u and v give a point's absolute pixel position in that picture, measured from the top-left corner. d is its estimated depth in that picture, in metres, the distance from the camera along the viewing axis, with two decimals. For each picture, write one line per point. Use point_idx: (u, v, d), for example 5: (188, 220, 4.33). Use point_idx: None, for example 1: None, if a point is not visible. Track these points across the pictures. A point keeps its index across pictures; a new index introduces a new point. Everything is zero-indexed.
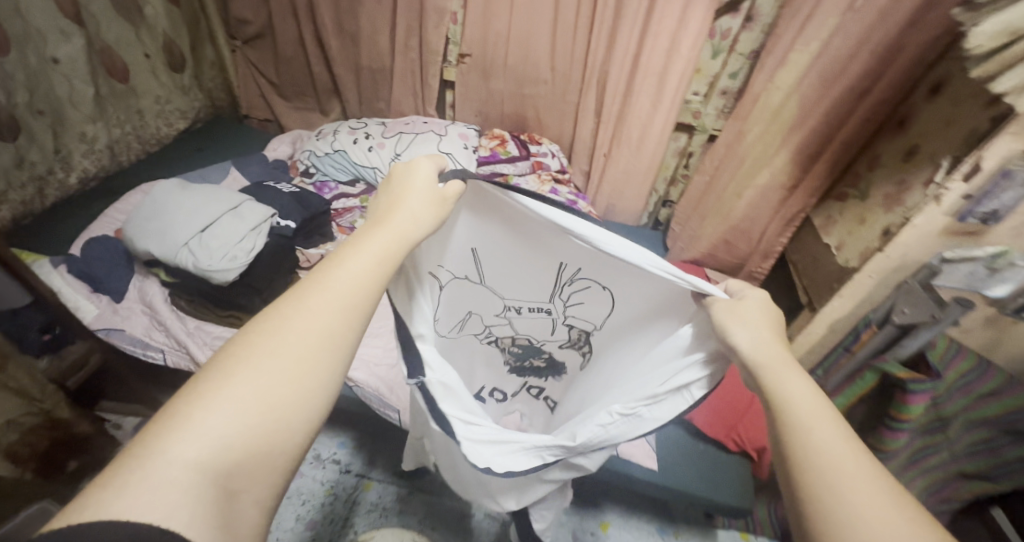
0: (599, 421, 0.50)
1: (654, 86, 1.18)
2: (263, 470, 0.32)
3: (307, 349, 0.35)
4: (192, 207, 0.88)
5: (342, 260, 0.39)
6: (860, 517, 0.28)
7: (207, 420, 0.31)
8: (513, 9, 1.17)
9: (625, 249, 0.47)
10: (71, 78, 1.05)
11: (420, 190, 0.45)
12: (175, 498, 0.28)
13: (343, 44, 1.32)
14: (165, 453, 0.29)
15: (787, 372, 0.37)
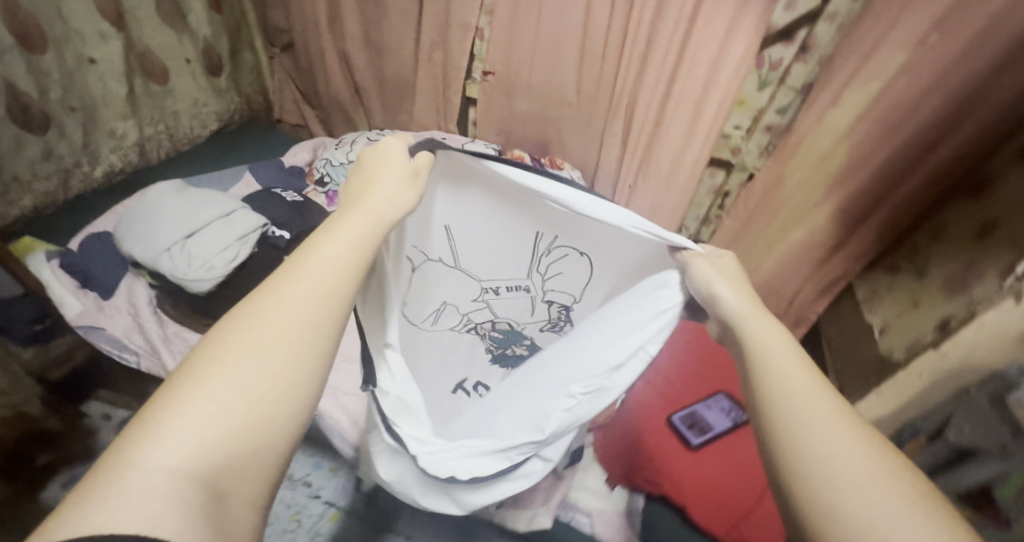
0: (564, 405, 0.53)
1: (688, 117, 1.07)
2: (251, 469, 0.30)
3: (286, 342, 0.34)
4: (183, 213, 0.88)
5: (318, 248, 0.39)
6: (835, 440, 0.31)
7: (185, 424, 0.29)
8: (539, 28, 1.10)
9: (605, 213, 0.52)
10: (106, 78, 1.12)
11: (394, 164, 0.47)
12: (160, 504, 0.25)
13: (369, 56, 1.32)
14: (139, 460, 0.27)
15: (761, 326, 0.41)
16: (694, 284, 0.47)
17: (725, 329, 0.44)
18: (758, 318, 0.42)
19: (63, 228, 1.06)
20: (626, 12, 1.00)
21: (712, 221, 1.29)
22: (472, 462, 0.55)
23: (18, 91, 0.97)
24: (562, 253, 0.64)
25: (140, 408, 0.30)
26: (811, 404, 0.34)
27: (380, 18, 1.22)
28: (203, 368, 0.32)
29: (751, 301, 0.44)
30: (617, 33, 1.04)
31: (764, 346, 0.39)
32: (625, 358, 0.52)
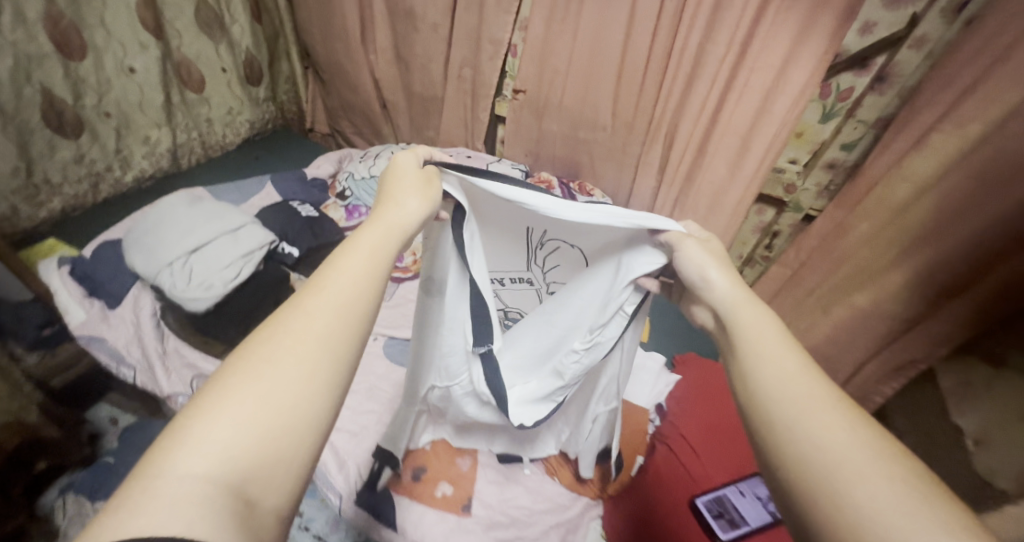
0: (567, 360, 0.60)
1: (736, 149, 0.96)
2: (279, 478, 0.28)
3: (307, 345, 0.31)
4: (190, 227, 0.87)
5: (338, 257, 0.37)
6: (791, 399, 0.32)
7: (213, 430, 0.27)
8: (574, 47, 1.02)
9: (585, 213, 0.49)
10: (144, 86, 1.15)
11: (407, 175, 0.47)
12: (191, 512, 0.23)
13: (399, 69, 1.29)
14: (172, 469, 0.25)
15: (752, 312, 0.40)
16: (686, 271, 0.47)
17: (715, 315, 0.44)
18: (746, 302, 0.41)
19: (87, 231, 1.10)
20: (670, 32, 0.91)
21: (758, 262, 1.16)
22: (529, 408, 0.64)
23: (55, 97, 1.01)
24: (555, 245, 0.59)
25: (173, 419, 0.28)
26: (796, 383, 0.33)
27: (412, 32, 1.18)
28: (229, 376, 0.30)
29: (742, 285, 0.43)
30: (660, 55, 0.94)
31: (741, 327, 0.39)
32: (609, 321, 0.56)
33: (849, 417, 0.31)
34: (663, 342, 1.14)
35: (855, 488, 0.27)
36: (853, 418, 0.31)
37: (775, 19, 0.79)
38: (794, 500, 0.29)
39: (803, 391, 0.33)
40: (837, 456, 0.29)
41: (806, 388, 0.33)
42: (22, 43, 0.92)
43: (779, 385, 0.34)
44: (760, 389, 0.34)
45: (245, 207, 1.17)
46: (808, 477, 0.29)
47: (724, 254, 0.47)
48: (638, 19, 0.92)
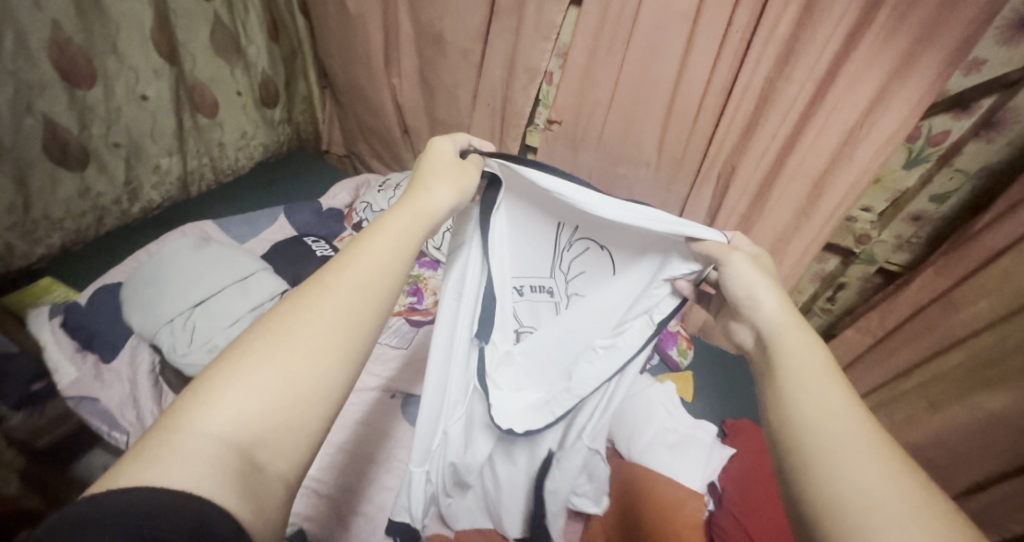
0: (587, 357, 0.61)
1: (800, 196, 0.86)
2: (288, 440, 0.33)
3: (326, 326, 0.37)
4: (199, 276, 0.80)
5: (361, 247, 0.42)
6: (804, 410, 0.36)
7: (228, 394, 0.32)
8: (620, 78, 0.92)
9: (622, 212, 0.49)
10: (156, 113, 1.08)
11: (440, 165, 0.50)
12: (198, 469, 0.29)
13: (423, 95, 1.20)
14: (191, 426, 0.31)
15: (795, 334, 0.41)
16: (734, 290, 0.47)
17: (756, 337, 0.45)
18: (792, 326, 0.42)
19: (90, 270, 1.04)
20: (733, 66, 0.80)
21: (817, 314, 1.04)
22: (524, 415, 0.65)
23: (58, 128, 0.93)
24: (583, 247, 0.59)
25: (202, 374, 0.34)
26: (833, 419, 0.34)
27: (440, 58, 1.10)
28: (248, 348, 0.35)
29: (792, 310, 0.44)
30: (719, 90, 0.84)
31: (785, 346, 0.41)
32: (632, 321, 0.58)
33: (888, 466, 0.32)
34: (709, 402, 1.02)
35: (879, 534, 0.28)
36: (891, 470, 0.31)
37: (867, 55, 0.68)
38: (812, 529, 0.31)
39: (841, 432, 0.34)
40: (872, 505, 0.30)
41: (847, 431, 0.34)
42: (24, 72, 0.85)
43: (819, 424, 0.35)
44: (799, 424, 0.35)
45: (256, 242, 1.10)
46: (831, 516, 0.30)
47: (778, 280, 0.47)
48: (695, 51, 0.82)
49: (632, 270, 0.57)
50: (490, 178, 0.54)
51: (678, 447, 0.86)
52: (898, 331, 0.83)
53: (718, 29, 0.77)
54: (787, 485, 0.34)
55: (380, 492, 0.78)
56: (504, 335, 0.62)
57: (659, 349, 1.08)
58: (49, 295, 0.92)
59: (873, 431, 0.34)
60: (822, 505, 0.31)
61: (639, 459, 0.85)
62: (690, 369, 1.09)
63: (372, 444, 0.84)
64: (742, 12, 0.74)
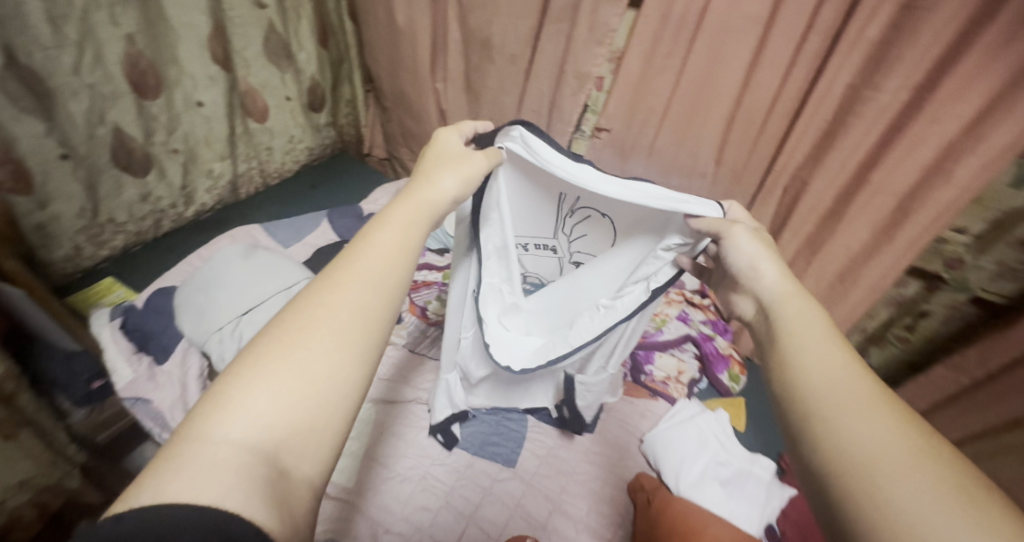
0: (590, 315, 0.71)
1: (880, 214, 0.77)
2: (311, 450, 0.34)
3: (340, 324, 0.38)
4: (244, 284, 0.81)
5: (370, 238, 0.45)
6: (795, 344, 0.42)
7: (247, 400, 0.33)
8: (678, 84, 0.86)
9: (625, 191, 0.57)
10: (211, 120, 1.11)
11: (446, 154, 0.55)
12: (224, 483, 0.29)
13: (468, 100, 1.18)
14: (211, 437, 0.31)
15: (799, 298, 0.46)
16: (738, 263, 0.51)
17: (758, 306, 0.49)
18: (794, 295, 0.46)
19: (148, 270, 1.09)
20: (810, 73, 0.73)
21: (891, 342, 0.94)
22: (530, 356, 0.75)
23: (125, 136, 0.98)
24: (585, 214, 0.68)
25: (216, 387, 0.34)
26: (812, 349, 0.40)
27: (487, 63, 1.07)
28: (264, 353, 0.36)
29: (792, 281, 0.48)
30: (790, 98, 0.77)
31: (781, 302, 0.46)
32: (631, 286, 0.67)
33: (886, 417, 0.35)
34: (763, 432, 0.95)
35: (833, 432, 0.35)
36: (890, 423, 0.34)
37: (978, 61, 0.59)
38: (818, 472, 0.34)
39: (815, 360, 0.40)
40: (866, 444, 0.33)
41: (852, 389, 0.37)
42: (99, 84, 0.90)
43: (823, 383, 0.38)
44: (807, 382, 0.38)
45: (300, 246, 1.11)
46: (840, 465, 0.33)
47: (776, 251, 0.51)
48: (766, 57, 0.75)
49: (634, 240, 0.66)
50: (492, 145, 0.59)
51: (733, 483, 0.80)
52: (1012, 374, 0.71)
53: (795, 32, 0.70)
54: (795, 433, 0.38)
55: (403, 503, 0.78)
56: (512, 287, 0.71)
57: (707, 371, 1.01)
58: (111, 295, 0.97)
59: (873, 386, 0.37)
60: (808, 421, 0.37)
61: (689, 495, 0.78)
62: (742, 395, 1.01)
63: (400, 455, 0.84)
64: (825, 13, 0.67)
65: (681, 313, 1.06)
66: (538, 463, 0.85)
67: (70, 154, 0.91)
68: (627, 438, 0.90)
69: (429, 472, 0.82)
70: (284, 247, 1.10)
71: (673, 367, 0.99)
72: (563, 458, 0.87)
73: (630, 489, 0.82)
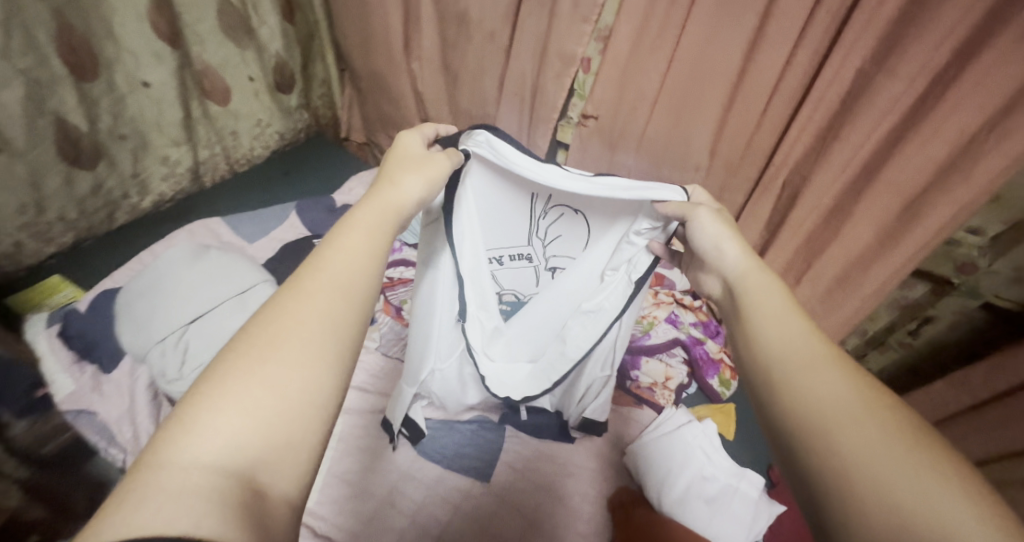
0: (577, 323, 0.66)
1: (889, 215, 0.70)
2: (292, 461, 0.29)
3: (313, 334, 0.32)
4: (192, 288, 0.75)
5: (320, 258, 0.37)
6: (760, 316, 0.42)
7: (213, 419, 0.27)
8: (670, 67, 0.78)
9: (591, 186, 0.54)
10: (160, 102, 1.02)
11: (410, 157, 0.48)
12: (196, 502, 0.23)
13: (447, 82, 1.09)
14: (177, 457, 0.25)
15: (759, 276, 0.47)
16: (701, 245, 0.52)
17: (723, 284, 0.50)
18: (753, 272, 0.47)
19: (103, 267, 1.02)
20: (818, 56, 0.65)
21: (892, 348, 0.89)
22: (524, 381, 0.73)
23: (68, 126, 0.89)
24: (558, 213, 0.62)
25: (173, 409, 0.28)
26: (777, 321, 0.41)
27: (465, 41, 0.97)
28: (220, 373, 0.29)
29: (753, 256, 0.49)
30: (794, 84, 0.69)
31: (745, 280, 0.47)
32: (609, 281, 0.63)
33: (843, 373, 0.35)
34: (752, 441, 0.91)
35: (796, 387, 0.35)
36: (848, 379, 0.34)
37: (1010, 44, 0.52)
38: (780, 427, 0.34)
39: (779, 329, 0.40)
40: (825, 397, 0.33)
41: (809, 350, 0.37)
42: (32, 67, 0.81)
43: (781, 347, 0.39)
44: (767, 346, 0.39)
45: (266, 241, 1.04)
46: (795, 415, 0.33)
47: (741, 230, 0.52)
48: (769, 38, 0.67)
49: (609, 234, 0.61)
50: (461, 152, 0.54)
51: (718, 501, 0.76)
52: (1019, 397, 0.66)
53: (802, 9, 0.62)
54: (759, 398, 0.37)
55: (376, 520, 0.74)
56: (489, 313, 0.66)
57: (697, 376, 0.95)
58: (57, 296, 0.91)
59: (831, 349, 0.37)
60: (772, 381, 0.37)
61: (670, 513, 0.74)
62: (733, 400, 0.96)
63: (369, 472, 0.79)
64: None
65: (670, 315, 0.97)
66: (513, 477, 0.81)
67: (4, 147, 0.83)
68: (610, 449, 0.85)
69: (398, 488, 0.78)
70: (248, 242, 1.03)
71: (659, 372, 0.93)
72: (540, 472, 0.82)
73: (610, 505, 0.78)
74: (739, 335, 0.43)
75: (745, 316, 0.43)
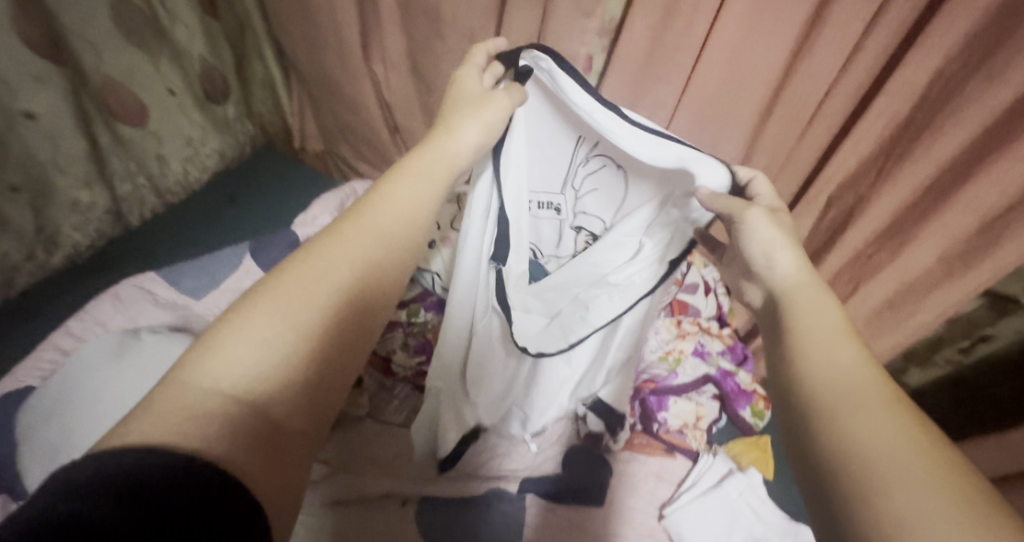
0: (600, 304, 0.57)
1: (959, 237, 0.60)
2: (307, 397, 0.30)
3: (350, 278, 0.34)
4: (105, 387, 0.60)
5: (345, 237, 0.35)
6: (806, 347, 0.34)
7: (238, 346, 0.28)
8: (694, 69, 0.64)
9: (638, 144, 0.47)
10: (54, 135, 0.81)
11: (463, 97, 0.46)
12: (209, 425, 0.24)
13: (418, 87, 0.91)
14: (202, 380, 0.26)
15: (818, 294, 0.37)
16: (749, 249, 0.42)
17: (766, 297, 0.41)
18: (808, 289, 0.38)
19: (14, 347, 0.84)
20: (883, 58, 0.53)
21: (938, 364, 0.81)
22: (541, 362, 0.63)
23: None
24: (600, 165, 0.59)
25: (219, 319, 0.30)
26: (828, 353, 0.33)
27: (437, 41, 0.80)
28: (262, 301, 0.31)
29: (810, 271, 0.39)
30: (851, 89, 0.57)
31: (794, 294, 0.38)
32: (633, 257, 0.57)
33: (909, 427, 0.26)
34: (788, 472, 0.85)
35: (852, 437, 0.27)
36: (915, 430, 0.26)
37: None
38: (832, 487, 0.26)
39: (830, 363, 0.32)
40: (890, 455, 0.25)
41: (868, 393, 0.29)
42: None
43: (836, 382, 0.31)
44: (810, 376, 0.32)
45: (217, 295, 0.85)
46: (851, 478, 0.25)
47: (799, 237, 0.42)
48: (823, 34, 0.54)
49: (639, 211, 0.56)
50: (521, 72, 0.49)
51: None
52: None
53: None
54: (805, 447, 0.29)
55: None
56: (518, 263, 0.57)
57: (727, 408, 0.86)
58: None
59: (892, 397, 0.29)
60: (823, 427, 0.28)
61: None
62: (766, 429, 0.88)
63: None
64: None
65: (697, 346, 0.86)
66: None
67: None
68: (644, 509, 0.75)
69: None
70: (195, 298, 0.84)
71: (691, 412, 0.83)
72: None
73: None
74: (778, 369, 0.35)
75: (788, 344, 0.35)
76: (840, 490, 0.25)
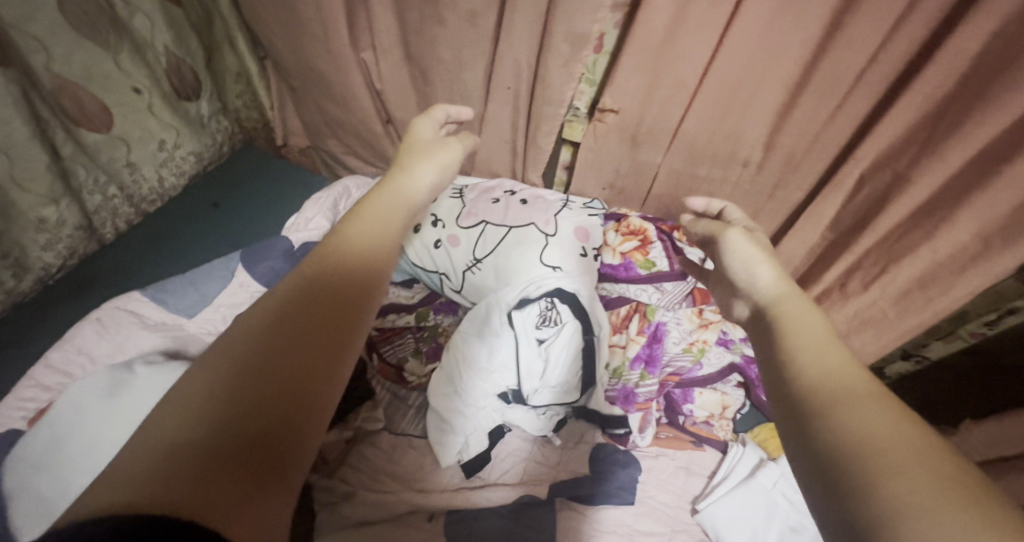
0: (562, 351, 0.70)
1: (1003, 214, 0.57)
2: (278, 453, 0.25)
3: (322, 313, 0.32)
4: (104, 421, 0.56)
5: (322, 263, 0.35)
6: (794, 347, 0.33)
7: (192, 394, 0.26)
8: (721, 46, 0.59)
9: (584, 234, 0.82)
10: (10, 151, 0.72)
11: (422, 142, 0.53)
12: (157, 481, 0.21)
13: (413, 75, 0.84)
14: (153, 438, 0.24)
15: (797, 303, 0.39)
16: (734, 269, 0.46)
17: (753, 308, 0.42)
18: (789, 297, 0.40)
19: None
20: (931, 27, 0.49)
21: (962, 338, 0.80)
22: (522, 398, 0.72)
23: None
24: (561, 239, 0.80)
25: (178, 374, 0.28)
26: (813, 350, 0.32)
27: (433, 25, 0.73)
28: (227, 344, 0.29)
29: (788, 283, 0.42)
30: (893, 62, 0.53)
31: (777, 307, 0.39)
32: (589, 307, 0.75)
33: (890, 412, 0.26)
34: None
35: (838, 424, 0.26)
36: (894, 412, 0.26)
37: None
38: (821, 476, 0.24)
39: (816, 359, 0.31)
40: (873, 438, 0.24)
41: (849, 383, 0.29)
42: None
43: (822, 376, 0.30)
44: (798, 373, 0.31)
45: (211, 312, 0.79)
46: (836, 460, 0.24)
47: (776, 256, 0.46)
48: (863, 6, 0.49)
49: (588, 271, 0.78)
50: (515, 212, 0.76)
51: None
52: None
53: None
54: (793, 442, 0.27)
55: None
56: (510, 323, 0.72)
57: (750, 395, 0.85)
58: None
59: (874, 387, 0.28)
60: (812, 415, 0.27)
61: None
62: None
63: None
64: None
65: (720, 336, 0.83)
66: None
67: None
68: (677, 506, 0.74)
69: None
70: (186, 317, 0.78)
71: (714, 403, 0.83)
72: None
73: None
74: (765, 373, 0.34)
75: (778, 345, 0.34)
76: (836, 480, 0.23)
